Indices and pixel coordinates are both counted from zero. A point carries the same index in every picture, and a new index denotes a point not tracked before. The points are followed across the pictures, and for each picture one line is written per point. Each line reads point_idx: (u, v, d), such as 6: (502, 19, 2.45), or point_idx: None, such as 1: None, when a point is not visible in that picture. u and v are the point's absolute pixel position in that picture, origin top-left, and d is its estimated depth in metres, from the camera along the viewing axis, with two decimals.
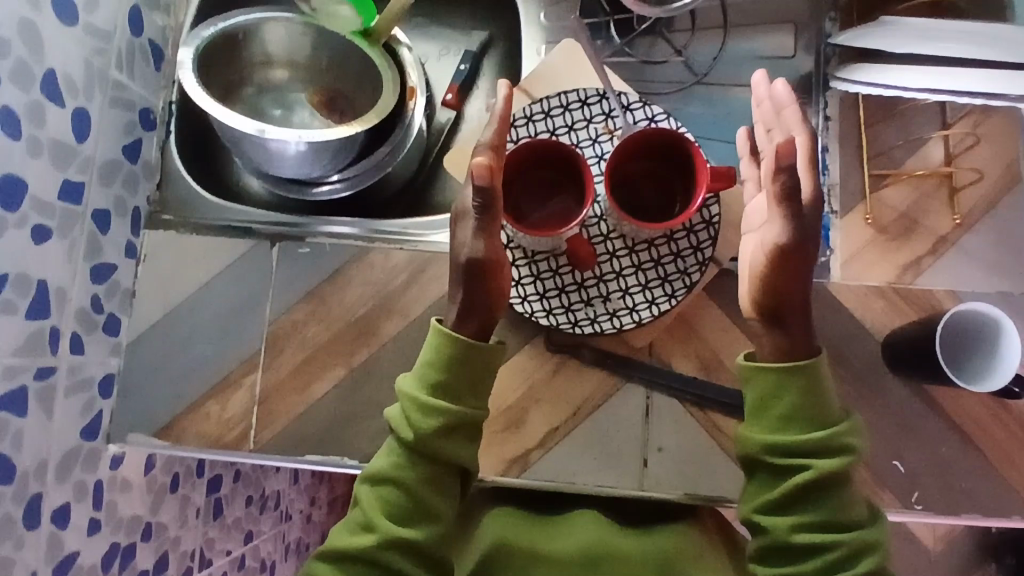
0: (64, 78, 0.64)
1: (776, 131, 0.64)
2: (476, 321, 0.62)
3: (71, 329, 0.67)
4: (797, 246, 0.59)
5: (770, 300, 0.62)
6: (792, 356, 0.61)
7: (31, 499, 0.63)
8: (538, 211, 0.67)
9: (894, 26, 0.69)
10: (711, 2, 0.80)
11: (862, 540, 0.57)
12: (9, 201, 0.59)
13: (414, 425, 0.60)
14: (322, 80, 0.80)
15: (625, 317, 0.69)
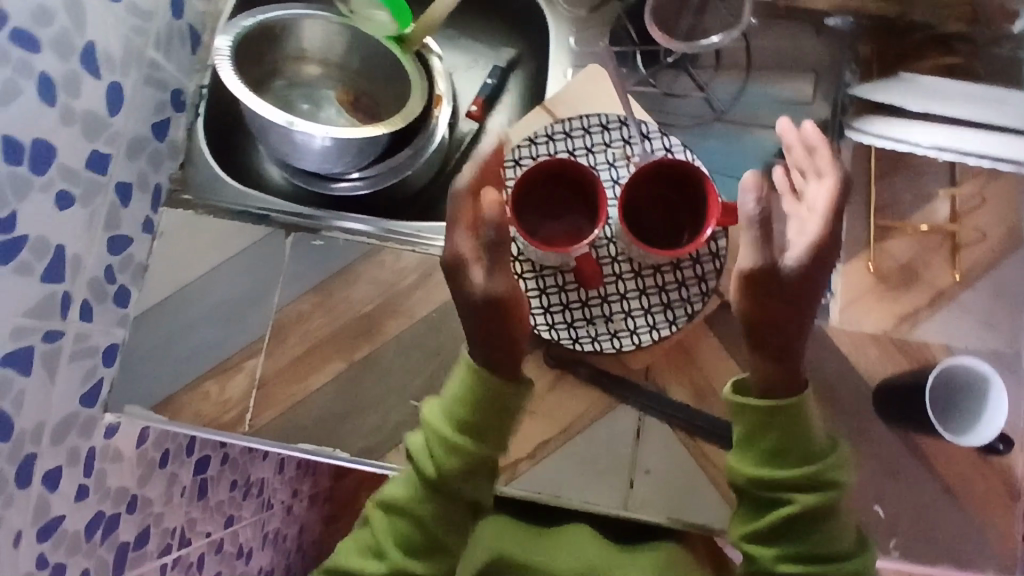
0: (102, 52, 0.66)
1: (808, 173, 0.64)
2: (505, 364, 0.65)
3: (82, 297, 0.68)
4: (798, 280, 0.59)
5: (753, 329, 0.63)
6: (781, 394, 0.64)
7: (25, 459, 0.64)
8: (547, 227, 0.68)
9: (907, 83, 0.72)
10: (737, 42, 0.82)
11: (847, 572, 0.62)
12: (37, 166, 0.61)
13: (437, 462, 0.65)
14: (352, 81, 0.83)
15: (625, 339, 0.70)
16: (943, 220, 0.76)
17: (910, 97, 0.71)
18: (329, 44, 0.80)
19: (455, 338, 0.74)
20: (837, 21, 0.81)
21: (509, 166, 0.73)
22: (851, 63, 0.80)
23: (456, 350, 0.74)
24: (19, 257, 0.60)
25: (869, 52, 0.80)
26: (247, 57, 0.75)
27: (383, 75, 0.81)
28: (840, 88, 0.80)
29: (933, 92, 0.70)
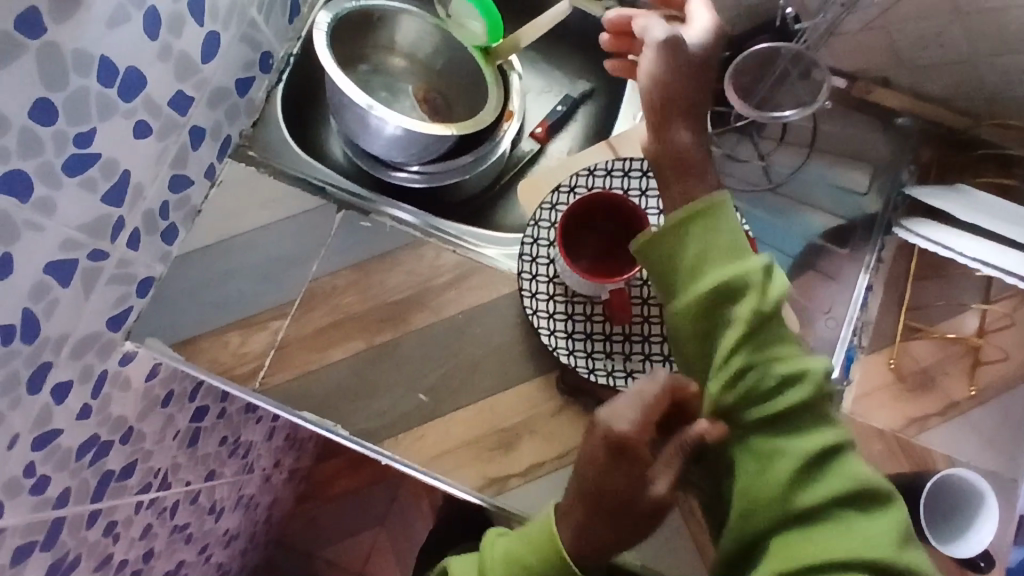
0: (210, 1, 0.69)
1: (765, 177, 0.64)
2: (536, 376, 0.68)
3: (134, 225, 0.71)
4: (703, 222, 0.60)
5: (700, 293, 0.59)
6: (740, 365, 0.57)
7: (42, 366, 0.66)
8: (587, 256, 0.69)
9: (957, 193, 0.72)
10: (806, 122, 0.84)
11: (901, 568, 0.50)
12: (126, 92, 0.63)
13: None
14: (431, 80, 0.86)
15: (639, 380, 0.71)
16: (970, 333, 0.77)
17: (953, 205, 0.71)
18: (420, 39, 0.83)
19: (475, 343, 0.76)
20: (906, 121, 0.83)
21: (563, 191, 0.76)
22: (911, 164, 0.82)
23: (475, 354, 0.75)
24: (88, 174, 0.63)
25: (928, 159, 0.82)
26: (340, 34, 0.78)
27: (464, 81, 0.84)
28: (893, 184, 0.81)
29: (975, 204, 0.70)
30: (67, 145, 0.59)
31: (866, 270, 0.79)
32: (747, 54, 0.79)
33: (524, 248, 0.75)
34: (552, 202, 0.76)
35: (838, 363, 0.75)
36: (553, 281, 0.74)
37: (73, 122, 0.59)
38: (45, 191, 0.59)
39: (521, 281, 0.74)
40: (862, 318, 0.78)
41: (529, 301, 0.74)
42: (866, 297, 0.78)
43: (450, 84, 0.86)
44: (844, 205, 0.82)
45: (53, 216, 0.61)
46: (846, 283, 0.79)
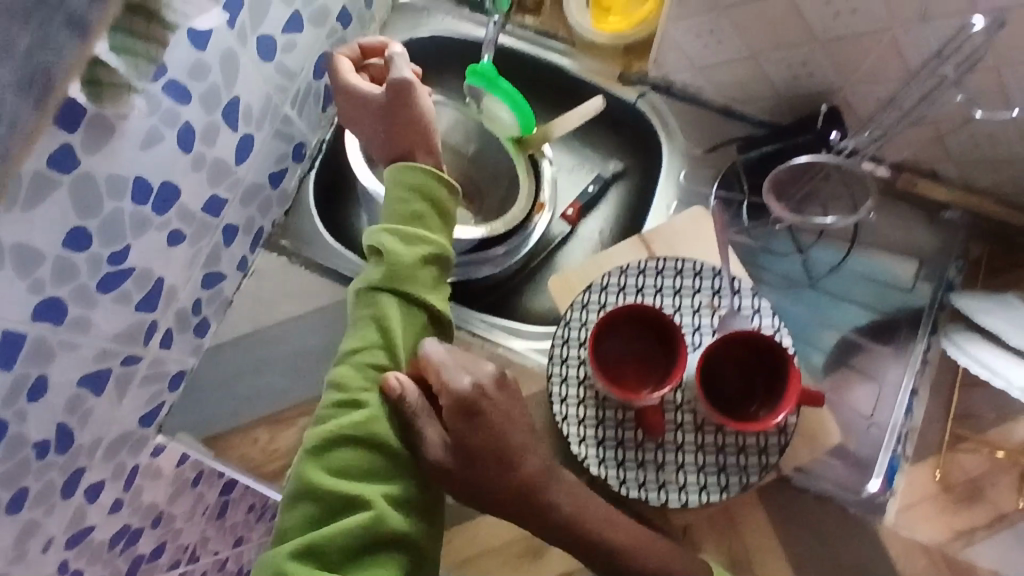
0: (244, 107, 0.69)
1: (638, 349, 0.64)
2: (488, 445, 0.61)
3: (167, 326, 0.71)
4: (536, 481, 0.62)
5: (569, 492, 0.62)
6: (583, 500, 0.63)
7: (75, 472, 0.66)
8: (619, 356, 0.68)
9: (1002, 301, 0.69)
10: None
11: None
12: (160, 206, 0.63)
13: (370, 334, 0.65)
14: (461, 167, 0.86)
15: (672, 494, 0.69)
16: (1019, 443, 0.74)
17: (986, 309, 0.68)
18: (453, 128, 0.85)
19: None
20: (953, 215, 0.80)
21: (595, 291, 0.74)
22: (958, 259, 0.79)
23: None
24: (122, 287, 0.63)
25: (978, 254, 0.79)
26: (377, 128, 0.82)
27: (491, 170, 0.85)
28: (943, 285, 0.78)
29: (1010, 311, 0.67)
30: (101, 265, 0.60)
31: (910, 372, 0.77)
32: (787, 165, 0.75)
33: (554, 350, 0.73)
34: (583, 302, 0.74)
35: (880, 471, 0.74)
36: (583, 384, 0.72)
37: (106, 243, 0.59)
38: (79, 311, 0.59)
39: (551, 385, 0.72)
40: (906, 424, 0.75)
41: (558, 406, 0.72)
42: (910, 402, 0.76)
43: (483, 172, 0.86)
44: (885, 300, 0.80)
45: (88, 332, 0.61)
46: (889, 385, 0.77)
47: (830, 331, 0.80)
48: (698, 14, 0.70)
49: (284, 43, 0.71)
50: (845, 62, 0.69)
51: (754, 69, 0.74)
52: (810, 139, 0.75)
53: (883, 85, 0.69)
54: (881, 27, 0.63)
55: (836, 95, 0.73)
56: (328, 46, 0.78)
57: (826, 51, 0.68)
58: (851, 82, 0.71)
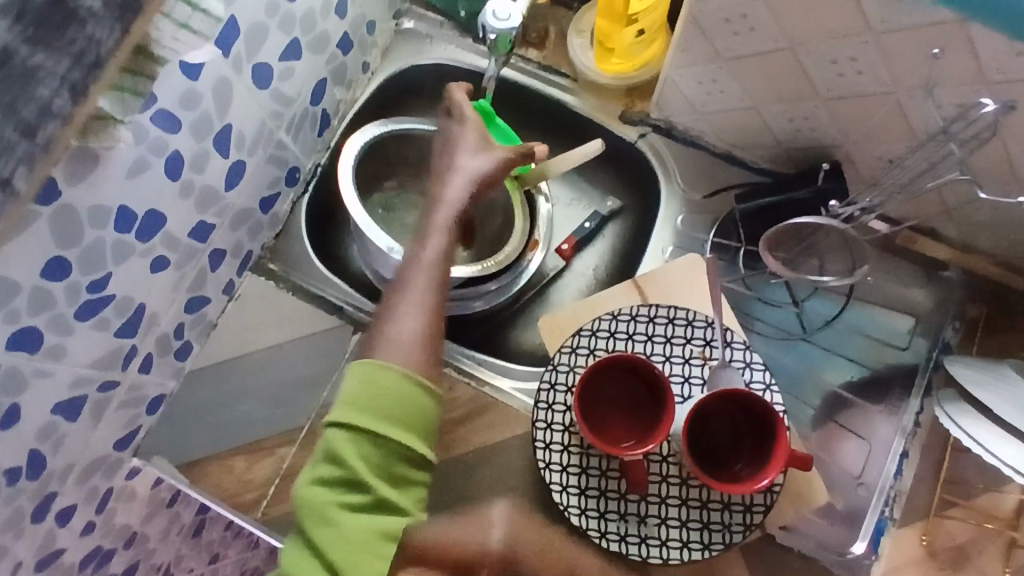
0: (236, 134, 0.68)
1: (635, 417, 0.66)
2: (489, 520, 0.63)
3: (147, 350, 0.70)
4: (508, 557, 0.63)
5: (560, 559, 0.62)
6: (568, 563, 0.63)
7: (46, 497, 0.65)
8: (608, 396, 0.67)
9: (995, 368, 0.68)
10: None
11: None
12: (145, 233, 0.62)
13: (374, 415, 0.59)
14: None
15: (652, 549, 0.68)
16: (1008, 513, 0.72)
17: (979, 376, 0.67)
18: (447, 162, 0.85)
19: (486, 486, 0.73)
20: (952, 275, 0.78)
21: (585, 335, 0.73)
22: (954, 320, 0.78)
23: (484, 499, 0.73)
24: (100, 314, 0.62)
25: (975, 314, 0.78)
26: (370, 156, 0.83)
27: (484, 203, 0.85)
28: (938, 345, 0.78)
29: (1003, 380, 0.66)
30: (80, 293, 0.59)
31: (900, 433, 0.76)
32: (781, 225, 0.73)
33: (541, 394, 0.71)
34: (573, 345, 0.73)
35: (864, 534, 0.72)
36: (568, 430, 0.71)
37: (86, 272, 0.58)
38: (56, 339, 0.58)
39: (535, 430, 0.70)
40: (895, 487, 0.74)
41: (542, 452, 0.70)
42: (900, 465, 0.75)
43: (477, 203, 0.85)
44: (879, 357, 0.79)
45: (63, 359, 0.60)
46: (879, 446, 0.76)
47: (819, 385, 0.79)
48: (701, 63, 0.71)
49: (282, 70, 0.70)
50: (849, 119, 0.68)
51: (756, 120, 0.74)
52: (808, 195, 0.74)
53: (888, 145, 0.68)
54: (886, 90, 0.62)
55: (838, 151, 0.72)
56: (328, 72, 0.78)
57: (830, 108, 0.68)
58: (854, 139, 0.70)
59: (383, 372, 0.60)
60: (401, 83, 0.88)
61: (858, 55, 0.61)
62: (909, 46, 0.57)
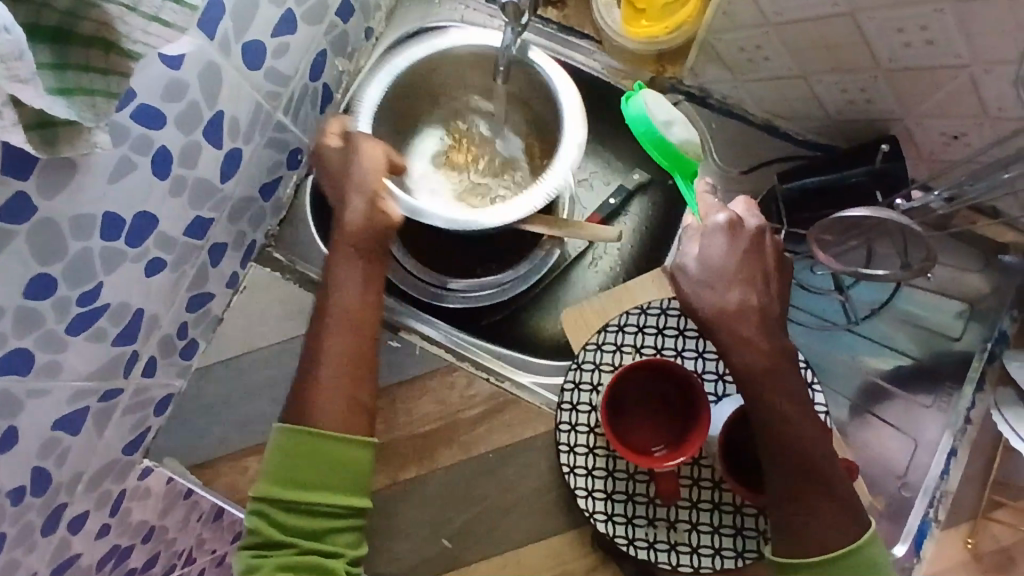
0: (229, 121, 0.62)
1: (790, 391, 0.57)
2: (789, 386, 0.57)
3: (149, 354, 0.66)
4: (795, 394, 0.57)
5: (827, 488, 0.56)
6: (852, 522, 0.56)
7: (55, 508, 0.63)
8: (628, 415, 0.63)
9: None
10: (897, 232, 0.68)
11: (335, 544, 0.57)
12: (135, 237, 0.58)
13: (280, 505, 0.57)
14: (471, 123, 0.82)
15: (684, 557, 0.65)
16: None
17: None
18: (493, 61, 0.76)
19: (505, 487, 0.70)
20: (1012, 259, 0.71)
21: (611, 330, 0.68)
22: (1012, 308, 0.72)
23: (505, 500, 0.70)
24: (95, 325, 0.58)
25: None
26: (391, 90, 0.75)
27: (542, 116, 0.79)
28: (995, 334, 0.71)
29: None
30: (70, 308, 0.55)
31: (950, 431, 0.71)
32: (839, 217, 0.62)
33: (565, 394, 0.67)
34: (598, 342, 0.68)
35: (905, 537, 0.68)
36: (593, 432, 0.67)
37: (75, 285, 0.54)
38: (49, 357, 0.55)
39: (559, 432, 0.67)
40: (941, 488, 0.70)
41: (566, 455, 0.66)
42: (947, 465, 0.70)
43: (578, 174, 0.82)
44: (926, 346, 0.74)
45: (59, 374, 0.57)
46: (925, 445, 0.71)
47: (855, 373, 0.75)
48: (745, 27, 0.63)
49: (276, 47, 0.63)
50: (913, 92, 0.60)
51: (805, 91, 0.67)
52: (863, 177, 0.65)
53: (956, 121, 0.60)
54: (959, 63, 0.55)
55: (898, 124, 0.65)
56: (328, 44, 0.71)
57: (892, 79, 0.60)
58: (917, 112, 0.62)
59: (305, 438, 0.58)
60: None
61: (930, 24, 0.53)
62: (989, 17, 0.49)
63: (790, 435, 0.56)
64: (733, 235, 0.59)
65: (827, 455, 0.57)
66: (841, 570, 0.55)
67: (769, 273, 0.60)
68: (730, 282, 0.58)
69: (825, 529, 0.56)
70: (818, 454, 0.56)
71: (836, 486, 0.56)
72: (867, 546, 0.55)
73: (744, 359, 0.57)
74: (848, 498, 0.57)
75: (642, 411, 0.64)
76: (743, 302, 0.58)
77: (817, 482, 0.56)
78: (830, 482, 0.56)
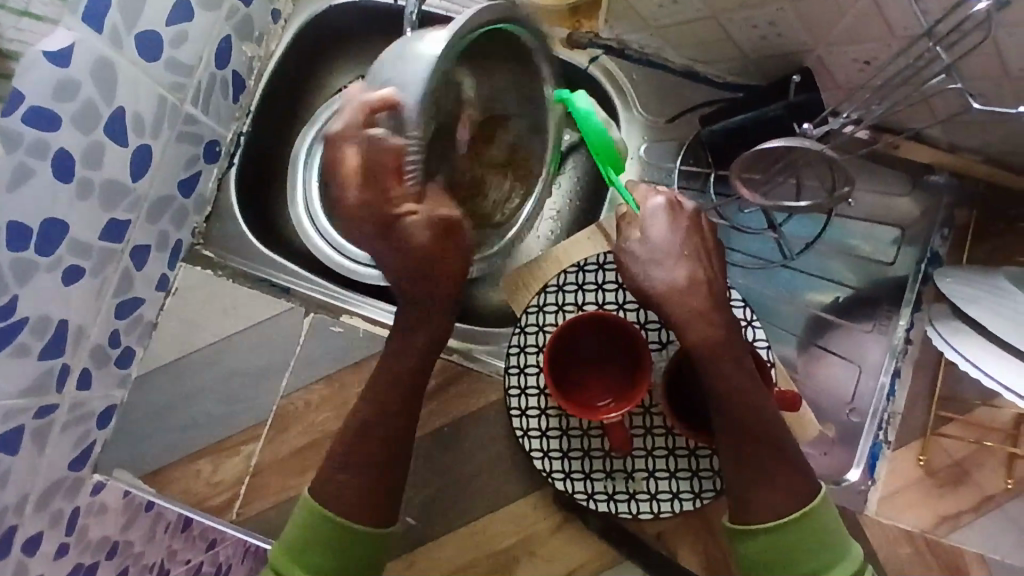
0: (132, 117, 0.60)
1: (732, 351, 0.57)
2: (729, 345, 0.57)
3: (82, 365, 0.65)
4: (737, 354, 0.57)
5: (773, 447, 0.56)
6: (801, 486, 0.55)
7: (5, 531, 0.61)
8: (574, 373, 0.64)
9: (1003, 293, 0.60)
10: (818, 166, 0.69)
11: None
12: (45, 246, 0.56)
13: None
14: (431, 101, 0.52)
15: (643, 504, 0.65)
16: (1008, 424, 0.69)
17: (984, 303, 0.61)
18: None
19: (463, 459, 0.70)
20: (939, 179, 0.73)
21: (551, 291, 0.68)
22: (943, 228, 0.73)
23: (465, 472, 0.70)
24: (17, 340, 0.56)
25: (965, 219, 0.73)
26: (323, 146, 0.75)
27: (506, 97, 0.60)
28: (927, 255, 0.73)
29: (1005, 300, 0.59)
30: None
31: (891, 353, 0.72)
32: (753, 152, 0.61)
33: (511, 358, 0.67)
34: (539, 303, 0.68)
35: (859, 461, 0.71)
36: (543, 393, 0.67)
37: None
38: None
39: (509, 397, 0.67)
40: (889, 410, 0.72)
41: (518, 419, 0.67)
42: (892, 386, 0.72)
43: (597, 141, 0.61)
44: (863, 274, 0.75)
45: None
46: (870, 368, 0.73)
47: (798, 311, 0.76)
48: None
49: (173, 36, 0.61)
50: (819, 20, 0.60)
51: (716, 30, 0.67)
52: (781, 111, 0.66)
53: (864, 45, 0.60)
54: None
55: (810, 56, 0.65)
56: (232, 29, 0.69)
57: (797, 9, 0.60)
58: (827, 41, 0.62)
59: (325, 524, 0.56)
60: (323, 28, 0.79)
61: None
62: None
63: (738, 402, 0.55)
64: (672, 214, 0.60)
65: (769, 412, 0.56)
66: (800, 536, 0.53)
67: (709, 247, 0.60)
68: (677, 261, 0.59)
69: (775, 488, 0.54)
70: (761, 411, 0.56)
71: (789, 449, 0.56)
72: (820, 506, 0.54)
73: (693, 336, 0.57)
74: (794, 455, 0.56)
75: (588, 372, 0.64)
76: (689, 281, 0.58)
77: (771, 444, 0.56)
78: (776, 442, 0.56)
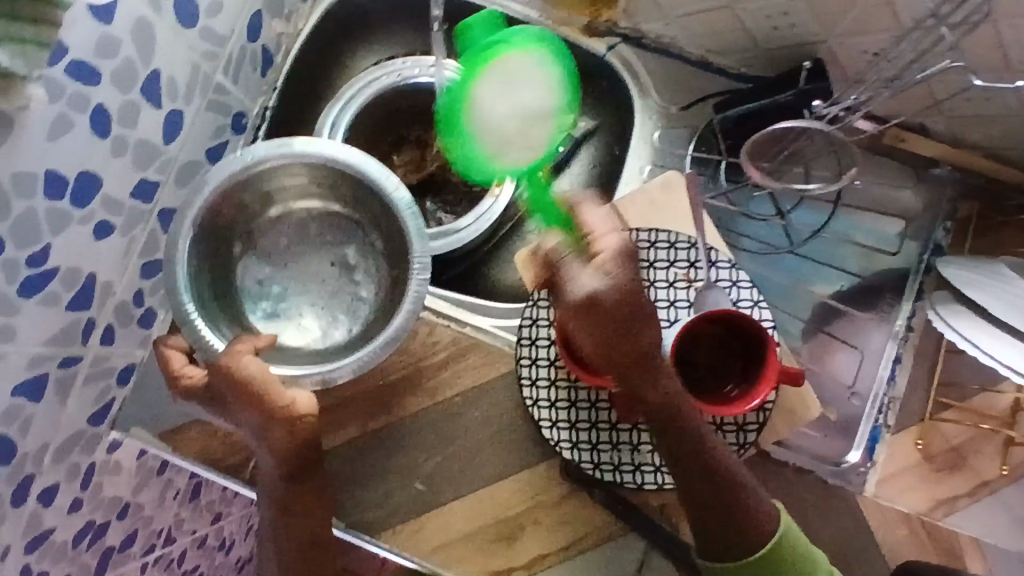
0: (167, 81, 0.62)
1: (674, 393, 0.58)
2: (673, 406, 0.57)
3: (107, 322, 0.67)
4: (677, 416, 0.58)
5: (725, 500, 0.59)
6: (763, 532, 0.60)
7: (22, 480, 0.63)
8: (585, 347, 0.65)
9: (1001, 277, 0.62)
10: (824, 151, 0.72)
11: None
12: (80, 198, 0.58)
13: None
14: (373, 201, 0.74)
15: (648, 475, 0.67)
16: (1003, 412, 0.73)
17: (977, 287, 0.63)
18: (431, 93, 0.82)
19: (472, 429, 0.72)
20: (942, 172, 0.74)
21: None
22: (945, 220, 0.75)
23: (475, 440, 0.72)
24: (47, 289, 0.58)
25: (967, 212, 0.75)
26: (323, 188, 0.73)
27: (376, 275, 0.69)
28: (930, 247, 0.75)
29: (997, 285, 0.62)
30: (19, 270, 0.55)
31: (893, 339, 0.74)
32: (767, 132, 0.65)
33: (523, 330, 0.70)
34: None
35: (859, 444, 0.72)
36: (554, 365, 0.69)
37: (22, 246, 0.54)
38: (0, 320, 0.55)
39: (519, 367, 0.69)
40: (890, 394, 0.73)
41: (529, 390, 0.69)
42: (894, 371, 0.74)
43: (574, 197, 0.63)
44: (868, 263, 0.77)
45: (14, 340, 0.57)
46: (872, 355, 0.75)
47: (806, 298, 0.77)
48: None
49: (209, 5, 0.64)
50: (830, 11, 0.63)
51: (730, 20, 0.69)
52: (789, 98, 0.69)
53: (872, 37, 0.63)
54: None
55: (821, 47, 0.68)
56: (264, 5, 0.72)
57: None
58: (837, 32, 0.65)
59: None
60: (347, 9, 0.82)
61: None
62: None
63: (686, 437, 0.58)
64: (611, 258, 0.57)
65: (716, 474, 0.59)
66: (763, 572, 0.60)
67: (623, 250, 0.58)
68: (637, 361, 0.57)
69: (735, 538, 0.59)
70: (711, 473, 0.59)
71: (750, 512, 0.59)
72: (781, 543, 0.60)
73: (662, 396, 0.57)
74: (753, 513, 0.59)
75: None
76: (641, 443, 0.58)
77: (725, 503, 0.59)
78: (738, 490, 0.59)
